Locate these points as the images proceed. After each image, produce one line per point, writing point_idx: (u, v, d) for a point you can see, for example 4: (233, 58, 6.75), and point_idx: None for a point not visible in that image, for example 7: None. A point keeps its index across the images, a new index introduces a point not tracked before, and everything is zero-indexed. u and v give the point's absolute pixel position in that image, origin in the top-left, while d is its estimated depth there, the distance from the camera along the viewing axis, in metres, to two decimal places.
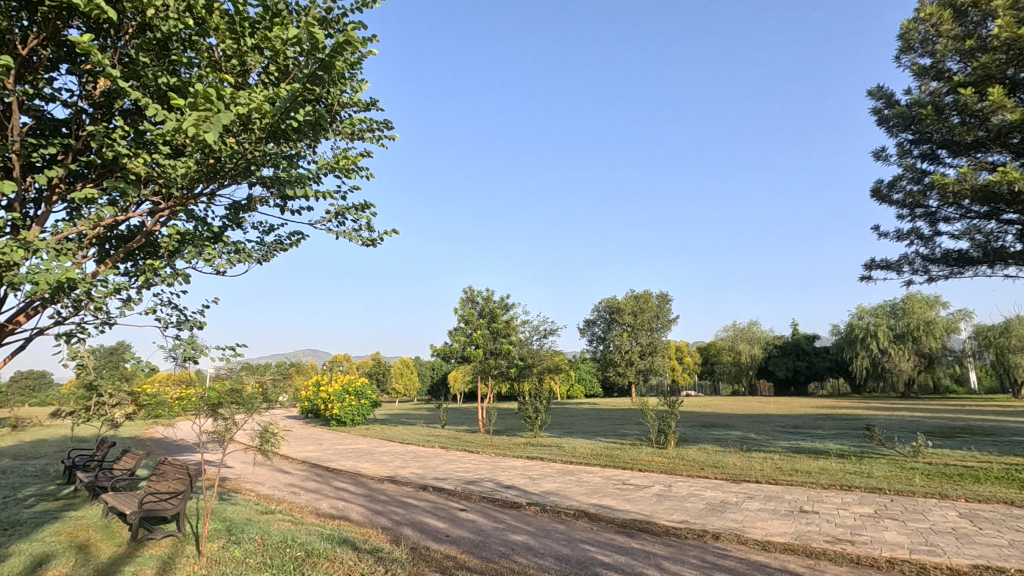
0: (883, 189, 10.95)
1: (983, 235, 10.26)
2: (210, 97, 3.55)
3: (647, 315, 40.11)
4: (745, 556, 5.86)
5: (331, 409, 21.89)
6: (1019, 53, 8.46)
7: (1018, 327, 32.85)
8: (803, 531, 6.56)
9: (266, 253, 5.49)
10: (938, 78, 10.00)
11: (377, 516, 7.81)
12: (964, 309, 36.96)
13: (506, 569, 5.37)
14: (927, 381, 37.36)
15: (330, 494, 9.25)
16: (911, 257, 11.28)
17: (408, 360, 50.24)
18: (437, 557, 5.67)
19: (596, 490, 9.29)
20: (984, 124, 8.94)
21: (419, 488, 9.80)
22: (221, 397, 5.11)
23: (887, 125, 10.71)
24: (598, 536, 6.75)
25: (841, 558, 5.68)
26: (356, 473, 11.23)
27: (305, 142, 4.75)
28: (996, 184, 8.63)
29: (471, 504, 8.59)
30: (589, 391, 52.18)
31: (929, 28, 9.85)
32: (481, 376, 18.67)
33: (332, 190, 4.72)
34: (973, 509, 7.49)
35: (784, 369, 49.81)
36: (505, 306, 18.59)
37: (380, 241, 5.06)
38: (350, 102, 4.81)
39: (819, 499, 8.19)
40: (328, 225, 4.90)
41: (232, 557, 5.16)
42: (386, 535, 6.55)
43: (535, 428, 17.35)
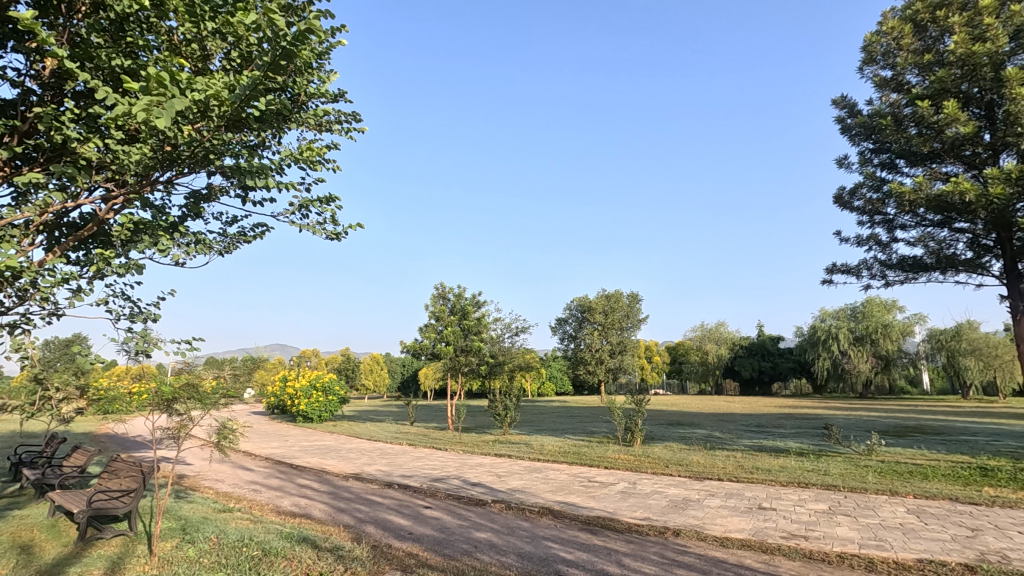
0: (844, 196, 11.29)
1: (936, 242, 10.68)
2: (164, 82, 3.43)
3: (618, 314, 40.68)
4: (704, 552, 5.99)
5: (298, 405, 21.54)
6: (973, 70, 8.89)
7: (969, 331, 34.35)
8: (761, 528, 6.73)
9: (228, 245, 5.36)
10: (898, 90, 10.30)
11: (339, 513, 7.71)
12: (918, 314, 38.44)
13: (468, 567, 5.33)
14: (883, 382, 38.66)
15: (293, 491, 9.07)
16: (869, 263, 11.67)
17: (378, 357, 49.69)
18: (399, 555, 5.61)
19: (563, 488, 9.34)
20: (939, 136, 9.32)
21: (384, 485, 9.71)
22: (176, 391, 4.96)
23: (850, 134, 11.00)
24: (562, 533, 6.79)
25: (795, 553, 5.85)
26: (321, 470, 11.05)
27: (268, 131, 4.64)
28: (948, 193, 9.03)
29: (436, 502, 8.54)
30: (559, 390, 52.63)
31: (891, 41, 10.13)
32: (451, 373, 18.58)
33: (294, 181, 4.63)
34: (920, 505, 7.81)
35: (750, 369, 51.03)
36: (477, 304, 18.53)
37: (345, 235, 4.97)
38: (317, 93, 4.73)
39: (776, 496, 8.42)
40: (291, 218, 4.82)
41: (185, 558, 5.00)
42: (348, 533, 6.45)
43: (504, 425, 17.30)
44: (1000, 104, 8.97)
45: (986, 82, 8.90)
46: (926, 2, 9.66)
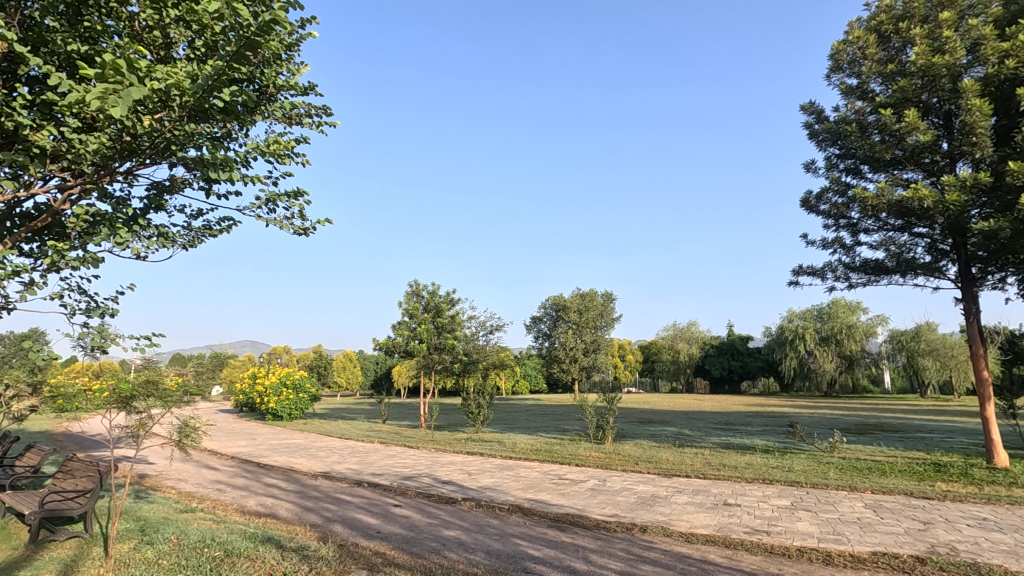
0: (811, 200, 11.58)
1: (897, 246, 11.04)
2: (121, 69, 3.32)
3: (592, 314, 41.03)
4: (669, 548, 6.09)
5: (267, 402, 21.18)
6: (933, 80, 9.24)
7: (928, 333, 35.64)
8: (725, 523, 6.88)
9: (193, 238, 5.23)
10: (863, 98, 10.60)
11: (306, 513, 7.59)
12: (881, 314, 39.74)
13: (435, 565, 5.31)
14: (847, 381, 39.81)
15: (258, 490, 8.90)
16: (834, 265, 11.99)
17: (351, 354, 49.16)
18: (366, 554, 5.56)
19: (533, 485, 9.38)
20: (900, 143, 9.65)
21: (354, 484, 9.60)
22: (135, 389, 4.83)
23: (817, 139, 11.25)
24: (531, 530, 6.82)
25: (757, 548, 6.00)
26: (289, 469, 10.87)
27: (235, 123, 4.54)
28: (908, 200, 9.35)
29: (406, 500, 8.49)
30: (533, 388, 52.91)
31: (856, 50, 10.34)
32: (424, 370, 18.45)
33: (261, 174, 4.54)
34: (877, 500, 8.08)
35: (720, 368, 51.99)
36: (451, 301, 18.44)
37: (313, 231, 4.90)
38: (286, 86, 4.65)
39: (741, 493, 8.61)
40: (258, 212, 4.74)
41: (143, 560, 4.87)
42: (314, 532, 6.37)
43: (476, 424, 17.26)
44: (957, 114, 9.34)
45: (944, 92, 9.26)
46: (890, 14, 9.96)
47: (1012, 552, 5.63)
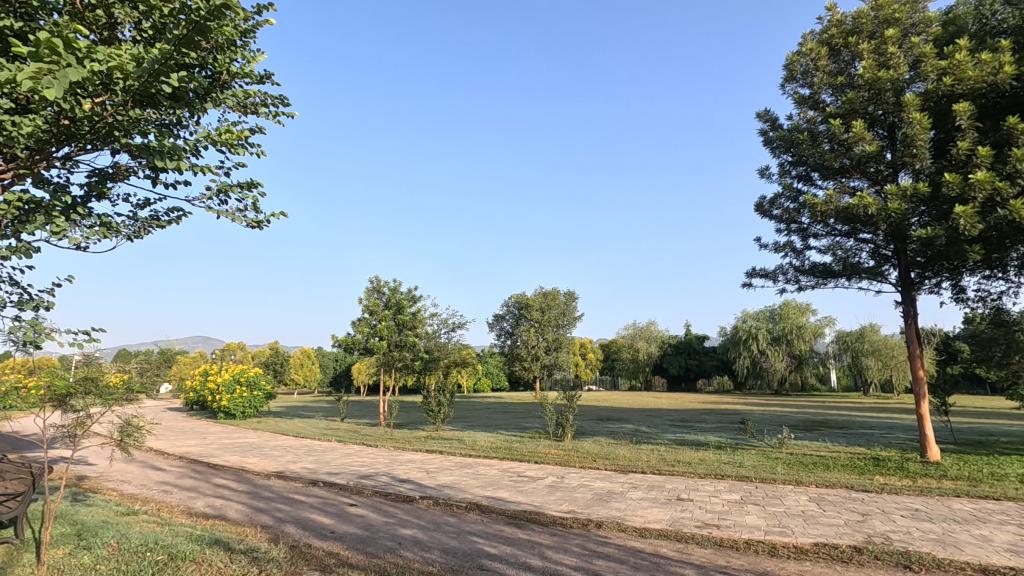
0: (764, 205, 11.98)
1: (843, 251, 11.56)
2: (57, 48, 3.14)
3: (555, 313, 41.31)
4: (623, 543, 6.21)
5: (219, 400, 20.48)
6: (878, 93, 9.72)
7: (871, 334, 37.44)
8: (677, 518, 7.06)
9: (139, 229, 5.00)
10: (814, 108, 11.04)
11: (257, 514, 7.38)
12: (828, 316, 41.53)
13: (390, 564, 5.25)
14: (797, 380, 41.41)
15: (207, 491, 8.61)
16: (785, 268, 12.45)
17: (309, 351, 48.05)
18: (318, 555, 5.45)
19: (492, 483, 9.40)
20: (848, 152, 10.11)
21: (308, 484, 9.39)
22: (72, 386, 4.57)
23: (771, 146, 11.64)
24: (488, 528, 6.83)
25: (707, 541, 6.18)
26: (240, 469, 10.54)
27: (185, 110, 4.36)
28: (854, 207, 9.80)
29: (362, 499, 8.36)
30: (495, 386, 52.95)
31: (809, 62, 10.72)
32: (384, 368, 18.22)
33: (211, 164, 4.37)
34: (820, 493, 8.46)
35: (677, 367, 53.06)
36: (412, 298, 18.26)
37: (268, 223, 4.73)
38: (240, 73, 4.50)
39: (694, 488, 8.86)
40: (208, 203, 4.55)
41: (78, 565, 4.64)
42: (265, 534, 6.21)
43: (436, 422, 17.16)
44: (900, 127, 9.82)
45: (889, 105, 9.75)
46: (840, 28, 10.41)
47: (940, 540, 5.98)
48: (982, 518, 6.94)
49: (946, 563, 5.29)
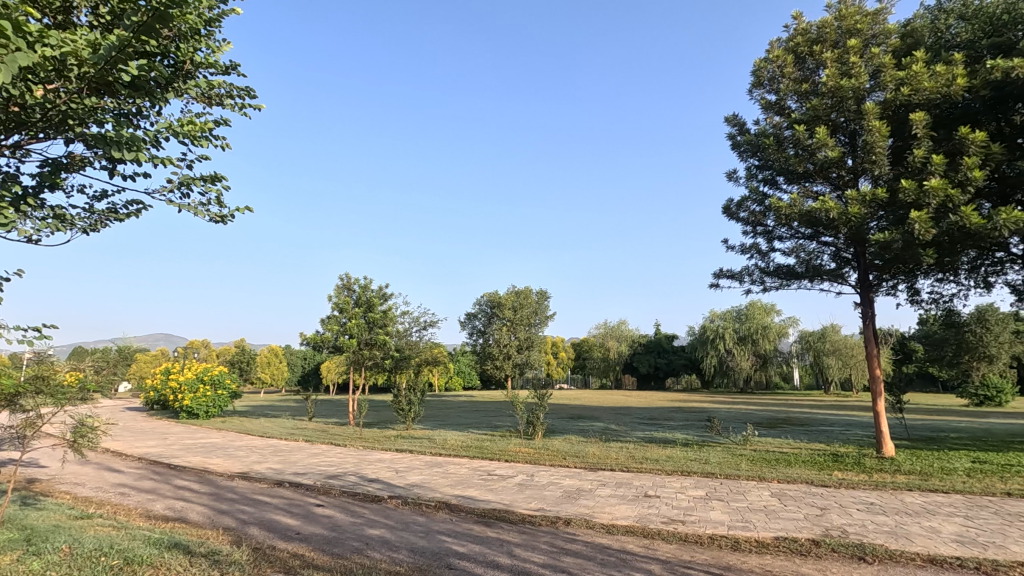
0: (732, 207, 12.24)
1: (806, 253, 11.91)
2: (5, 32, 2.99)
3: (527, 311, 41.25)
4: (591, 539, 6.28)
5: (181, 400, 19.88)
6: (841, 101, 10.05)
7: (832, 334, 38.68)
8: (644, 514, 7.17)
9: (95, 222, 4.81)
10: (780, 113, 11.33)
11: (219, 516, 7.20)
12: (792, 316, 42.73)
13: (356, 565, 5.19)
14: (761, 379, 42.46)
15: (167, 493, 8.35)
16: (751, 270, 12.75)
17: (277, 349, 47.06)
18: (283, 557, 5.35)
19: (461, 481, 9.38)
20: (811, 157, 10.41)
21: (274, 484, 9.20)
22: (21, 386, 4.32)
23: (739, 150, 11.91)
24: (457, 527, 6.82)
25: (672, 537, 6.30)
26: (202, 470, 10.26)
27: (145, 99, 4.21)
28: (817, 211, 10.10)
29: (329, 499, 8.23)
30: (467, 384, 52.82)
31: (776, 68, 10.99)
32: (353, 367, 17.99)
33: (173, 156, 4.23)
34: (782, 489, 8.72)
35: (647, 365, 54.43)
36: (383, 296, 18.06)
37: (232, 218, 4.59)
38: (204, 64, 4.37)
39: (661, 485, 9.01)
40: (169, 196, 4.40)
41: (26, 572, 4.45)
42: (228, 536, 6.06)
43: (407, 420, 17.03)
44: (860, 134, 10.16)
45: (850, 113, 10.08)
46: (806, 37, 10.71)
47: (893, 533, 6.23)
48: (932, 510, 7.25)
49: (898, 554, 5.51)
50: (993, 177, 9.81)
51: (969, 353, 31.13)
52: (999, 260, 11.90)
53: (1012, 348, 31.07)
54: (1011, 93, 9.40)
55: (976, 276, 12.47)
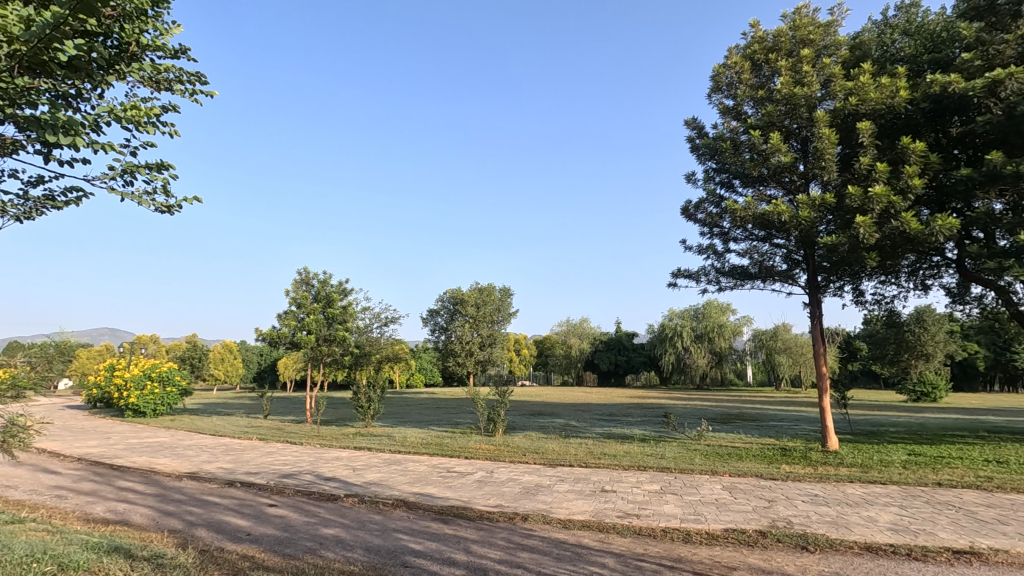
0: (690, 209, 12.54)
1: (759, 255, 12.31)
2: None
3: (490, 308, 41.44)
4: (548, 535, 6.34)
5: (126, 397, 19.00)
6: (793, 108, 10.43)
7: (784, 333, 40.23)
8: (600, 509, 7.29)
9: (30, 210, 4.52)
10: (737, 118, 11.65)
11: (165, 518, 6.92)
12: (746, 315, 44.19)
13: (308, 566, 5.08)
14: (717, 376, 43.77)
15: (109, 495, 7.98)
16: (707, 270, 13.10)
17: (231, 346, 45.55)
18: (231, 559, 5.19)
19: (420, 479, 9.31)
20: (766, 162, 10.78)
21: (225, 484, 8.91)
22: None
23: (697, 153, 12.19)
24: (414, 524, 6.77)
25: (627, 531, 6.42)
26: (148, 471, 9.83)
27: (86, 81, 4.00)
28: (769, 214, 10.44)
29: (283, 499, 8.03)
30: (428, 381, 52.49)
31: (733, 74, 11.30)
32: (311, 363, 17.59)
33: (115, 141, 4.02)
34: (733, 482, 9.02)
35: (607, 362, 55.28)
36: (343, 292, 17.72)
37: (179, 209, 4.40)
38: (152, 46, 4.17)
39: (618, 480, 9.18)
40: (111, 184, 4.18)
41: None
42: (173, 539, 5.83)
43: (366, 418, 16.77)
44: (812, 140, 10.55)
45: (802, 120, 10.47)
46: (762, 45, 11.06)
47: (834, 522, 6.53)
48: (870, 501, 7.64)
49: (837, 543, 5.78)
50: (931, 186, 10.39)
51: (908, 352, 32.88)
52: (936, 264, 12.62)
53: (946, 347, 32.99)
54: (948, 107, 10.00)
55: (915, 279, 13.17)
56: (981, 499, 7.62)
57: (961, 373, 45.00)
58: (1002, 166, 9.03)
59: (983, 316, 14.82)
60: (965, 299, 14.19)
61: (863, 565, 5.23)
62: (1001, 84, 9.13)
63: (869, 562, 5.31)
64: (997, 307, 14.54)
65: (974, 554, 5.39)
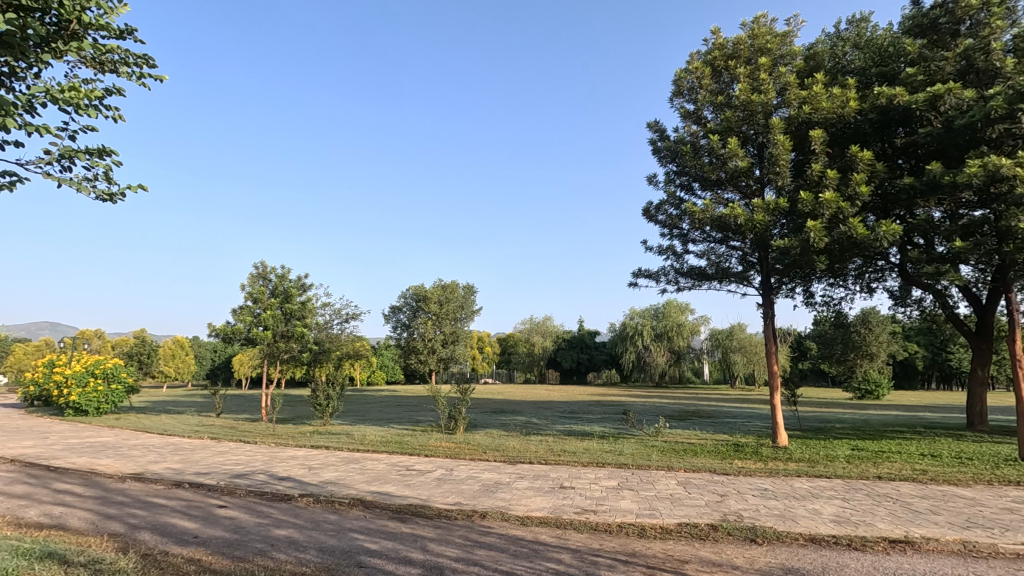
0: (651, 210, 12.77)
1: (716, 256, 12.64)
2: None
3: (453, 306, 41.21)
4: (505, 532, 6.35)
5: (66, 395, 18.02)
6: (751, 115, 10.74)
7: (739, 332, 41.55)
8: (558, 505, 7.35)
9: None
10: (697, 123, 11.92)
11: (105, 521, 6.60)
12: (704, 315, 45.41)
13: (258, 567, 4.93)
14: (675, 373, 44.88)
15: (44, 498, 7.55)
16: (667, 270, 13.37)
17: (183, 341, 43.90)
18: (176, 563, 4.99)
19: (378, 478, 9.18)
20: (723, 166, 11.06)
21: (172, 486, 8.55)
22: None
23: (659, 156, 12.40)
24: (370, 523, 6.67)
25: (583, 526, 6.50)
26: (88, 473, 9.34)
27: (19, 60, 3.76)
28: (726, 216, 10.73)
29: (233, 500, 7.78)
30: (390, 378, 51.90)
31: (694, 79, 11.53)
32: (268, 359, 17.08)
33: (50, 123, 3.80)
34: (688, 477, 9.25)
35: (570, 360, 56.19)
36: (302, 287, 17.29)
37: (123, 197, 4.19)
38: (94, 26, 3.93)
39: (577, 476, 9.28)
40: (46, 169, 3.95)
41: None
42: (113, 543, 5.57)
43: (324, 416, 16.40)
44: (767, 147, 10.87)
45: (759, 126, 10.80)
46: (722, 52, 11.29)
47: (782, 515, 6.78)
48: (816, 494, 7.97)
49: (784, 535, 5.99)
50: (876, 193, 10.87)
51: (854, 351, 34.46)
52: (880, 268, 13.24)
53: (889, 347, 34.75)
54: (893, 118, 10.51)
55: (861, 282, 13.81)
56: (916, 491, 8.05)
57: (901, 372, 47.71)
58: (941, 176, 9.53)
59: (922, 318, 15.64)
60: (906, 302, 14.96)
61: (807, 556, 5.44)
62: (941, 98, 9.62)
63: (813, 553, 5.53)
64: (935, 310, 15.37)
65: (909, 543, 5.69)
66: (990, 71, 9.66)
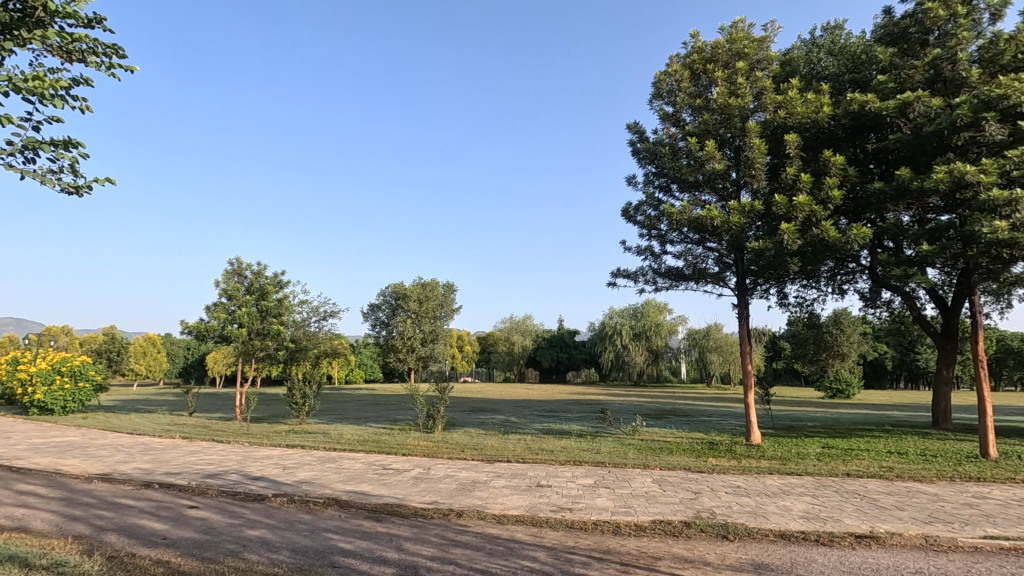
0: (630, 211, 12.89)
1: (693, 257, 12.80)
2: None
3: (432, 304, 41.06)
4: (481, 530, 6.36)
5: (31, 394, 17.48)
6: (728, 118, 10.90)
7: (716, 333, 42.22)
8: (535, 504, 7.38)
9: None
10: (676, 125, 12.06)
11: (70, 523, 6.42)
12: (682, 315, 46.02)
13: (229, 569, 4.85)
14: (653, 372, 45.39)
15: (6, 500, 7.32)
16: (645, 270, 13.50)
17: (154, 339, 42.88)
18: (144, 564, 4.88)
19: (354, 477, 9.10)
20: (701, 168, 11.19)
21: (140, 486, 8.36)
22: None
23: (638, 157, 12.51)
24: (345, 523, 6.62)
25: (559, 524, 6.55)
26: (53, 473, 9.07)
27: None
28: (703, 218, 10.88)
29: (205, 500, 7.64)
30: (368, 377, 51.43)
31: (674, 82, 11.66)
32: (242, 357, 16.75)
33: (10, 112, 3.66)
34: (663, 475, 9.38)
35: (549, 359, 56.42)
36: (278, 284, 17.05)
37: (89, 191, 4.09)
38: (61, 14, 3.82)
39: (554, 474, 9.33)
40: (8, 161, 3.82)
41: None
42: (78, 545, 5.42)
43: (300, 415, 16.18)
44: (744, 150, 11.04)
45: (735, 129, 10.97)
46: (701, 55, 11.44)
47: (753, 512, 6.91)
48: (786, 491, 8.14)
49: (754, 531, 6.11)
50: (848, 197, 11.13)
51: (826, 351, 35.23)
52: (852, 270, 13.53)
53: (859, 347, 35.71)
54: (865, 124, 10.75)
55: (833, 283, 14.12)
56: (882, 487, 8.28)
57: (871, 371, 49.01)
58: (909, 181, 9.79)
59: (891, 319, 16.06)
60: (876, 304, 15.33)
61: (776, 551, 5.55)
62: (910, 106, 9.85)
63: (782, 549, 5.65)
64: (904, 311, 15.79)
65: (873, 538, 5.85)
66: (956, 81, 9.91)
